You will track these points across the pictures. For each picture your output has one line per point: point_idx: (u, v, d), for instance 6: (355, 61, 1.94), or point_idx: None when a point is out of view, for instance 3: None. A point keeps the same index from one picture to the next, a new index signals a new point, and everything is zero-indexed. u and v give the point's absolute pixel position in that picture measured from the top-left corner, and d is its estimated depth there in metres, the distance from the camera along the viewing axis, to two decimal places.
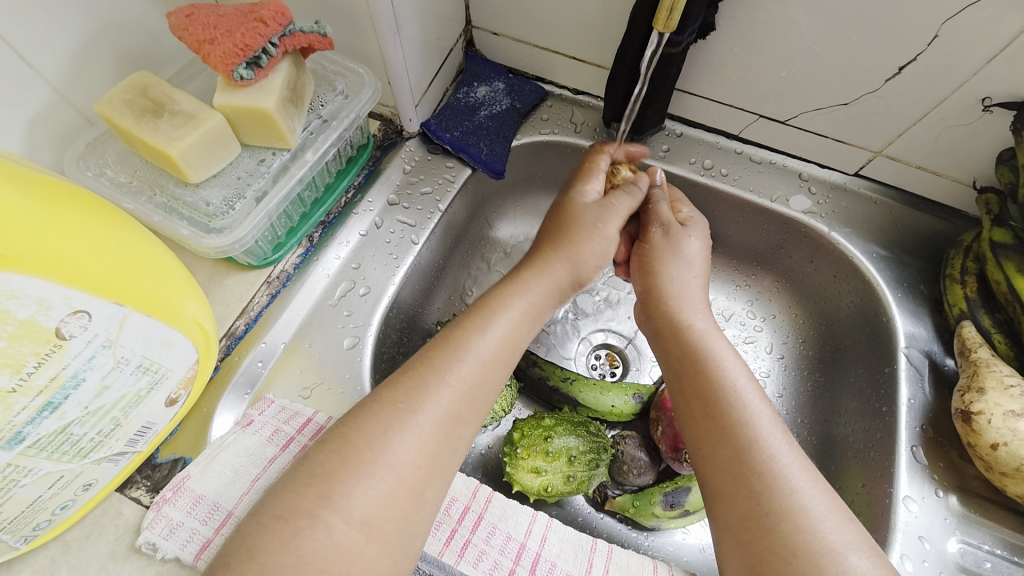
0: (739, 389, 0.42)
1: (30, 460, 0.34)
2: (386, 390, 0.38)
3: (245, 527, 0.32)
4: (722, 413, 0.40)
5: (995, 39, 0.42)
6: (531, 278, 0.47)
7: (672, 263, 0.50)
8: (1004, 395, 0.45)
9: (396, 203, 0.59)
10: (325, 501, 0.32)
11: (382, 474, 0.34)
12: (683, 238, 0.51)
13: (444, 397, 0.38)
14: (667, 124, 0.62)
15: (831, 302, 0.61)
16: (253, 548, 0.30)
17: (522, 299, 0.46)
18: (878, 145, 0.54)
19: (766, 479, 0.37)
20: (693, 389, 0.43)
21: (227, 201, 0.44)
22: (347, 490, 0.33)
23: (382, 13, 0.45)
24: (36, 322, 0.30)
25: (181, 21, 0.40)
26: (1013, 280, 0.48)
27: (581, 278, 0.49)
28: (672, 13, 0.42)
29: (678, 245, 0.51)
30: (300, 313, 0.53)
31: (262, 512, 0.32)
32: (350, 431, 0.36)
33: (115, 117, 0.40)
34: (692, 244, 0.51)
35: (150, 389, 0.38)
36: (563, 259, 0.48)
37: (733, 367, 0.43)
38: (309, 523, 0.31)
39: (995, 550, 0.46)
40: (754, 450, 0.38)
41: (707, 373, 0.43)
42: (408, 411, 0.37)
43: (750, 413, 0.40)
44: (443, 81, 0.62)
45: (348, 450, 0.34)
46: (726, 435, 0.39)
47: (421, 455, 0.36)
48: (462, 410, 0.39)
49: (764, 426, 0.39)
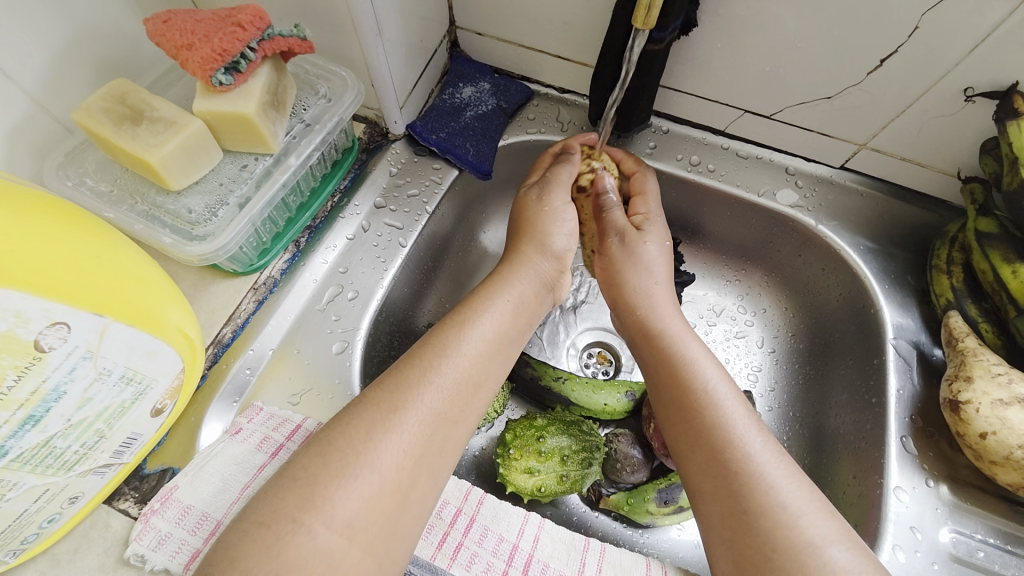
0: (712, 389, 0.42)
1: (14, 474, 0.33)
2: (371, 392, 0.38)
3: (227, 538, 0.31)
4: (695, 415, 0.41)
5: (976, 30, 0.42)
6: (506, 271, 0.48)
7: (631, 275, 0.50)
8: (992, 384, 0.45)
9: (383, 206, 0.58)
10: (307, 506, 0.32)
11: (367, 476, 0.34)
12: (639, 243, 0.50)
13: (429, 396, 0.38)
14: (653, 121, 0.62)
15: (820, 295, 0.61)
16: (233, 558, 0.30)
17: (504, 292, 0.46)
18: (863, 137, 0.54)
19: (742, 477, 0.37)
20: (667, 392, 0.43)
21: (210, 208, 0.44)
22: (330, 494, 0.33)
23: (363, 16, 0.45)
24: (15, 335, 0.30)
25: (158, 27, 0.40)
26: (999, 270, 0.48)
27: (559, 260, 0.50)
28: (651, 10, 0.42)
29: (634, 255, 0.50)
30: (288, 319, 0.52)
31: (244, 519, 0.32)
32: (336, 433, 0.35)
33: (93, 125, 0.39)
34: (650, 247, 0.50)
35: (135, 399, 0.38)
36: (532, 246, 0.49)
37: (706, 368, 0.44)
38: (290, 529, 0.31)
39: (987, 539, 0.46)
40: (729, 450, 0.38)
41: (679, 375, 0.43)
42: (391, 412, 0.36)
43: (724, 412, 0.40)
44: (428, 82, 0.62)
45: (332, 452, 0.34)
46: (701, 438, 0.40)
47: (405, 455, 0.36)
48: (449, 409, 0.38)
49: (738, 424, 0.40)
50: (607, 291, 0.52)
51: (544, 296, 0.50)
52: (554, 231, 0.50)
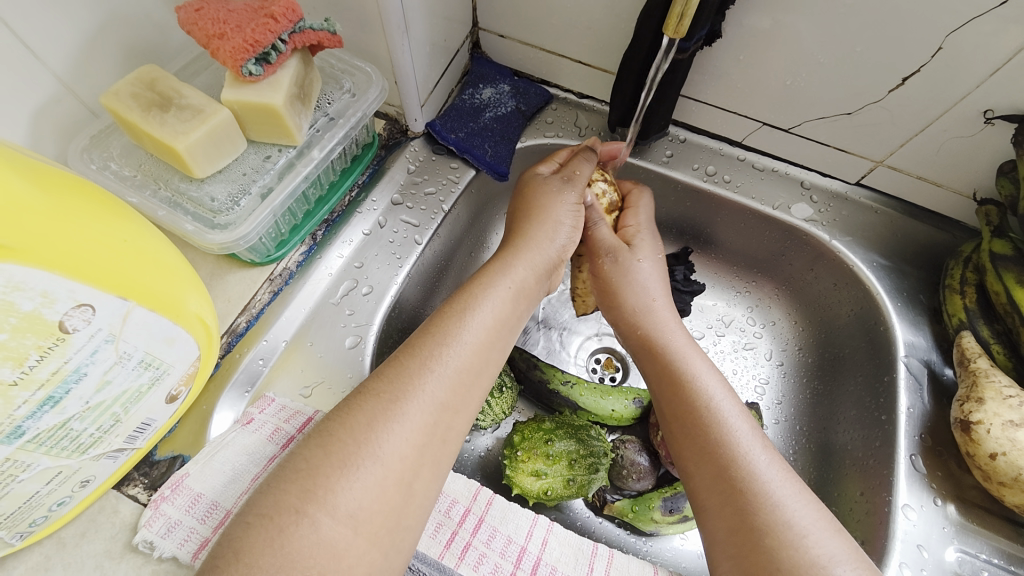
0: (717, 406, 0.42)
1: (29, 455, 0.33)
2: (372, 381, 0.38)
3: (231, 529, 0.31)
4: (702, 432, 0.41)
5: (996, 55, 0.42)
6: (509, 256, 0.47)
7: (629, 295, 0.50)
8: (1003, 405, 0.45)
9: (400, 203, 0.59)
10: (309, 497, 0.32)
11: (371, 468, 0.34)
12: (632, 262, 0.51)
13: (431, 385, 0.38)
14: (671, 130, 0.62)
15: (830, 311, 0.61)
16: (239, 551, 0.30)
17: (504, 277, 0.45)
18: (880, 155, 0.55)
19: (748, 495, 0.37)
20: (674, 408, 0.44)
21: (232, 197, 0.44)
22: (334, 486, 0.33)
23: (391, 13, 0.45)
24: (41, 314, 0.30)
25: (191, 15, 0.40)
26: (1013, 291, 0.48)
27: (563, 252, 0.50)
28: (683, 19, 0.42)
29: (629, 273, 0.51)
30: (302, 311, 0.53)
31: (248, 512, 0.32)
32: (335, 424, 0.35)
33: (122, 110, 0.40)
34: (643, 265, 0.51)
35: (152, 384, 0.38)
36: (542, 231, 0.49)
37: (711, 383, 0.44)
38: (294, 520, 0.31)
39: (992, 559, 0.46)
40: (734, 467, 0.38)
41: (684, 388, 0.44)
42: (392, 402, 0.36)
43: (729, 430, 0.40)
44: (448, 82, 0.62)
45: (334, 443, 0.34)
46: (707, 456, 0.40)
47: (409, 447, 0.35)
48: (451, 399, 0.38)
49: (743, 441, 0.40)
50: (608, 308, 0.53)
51: (542, 282, 0.49)
52: (561, 218, 0.50)
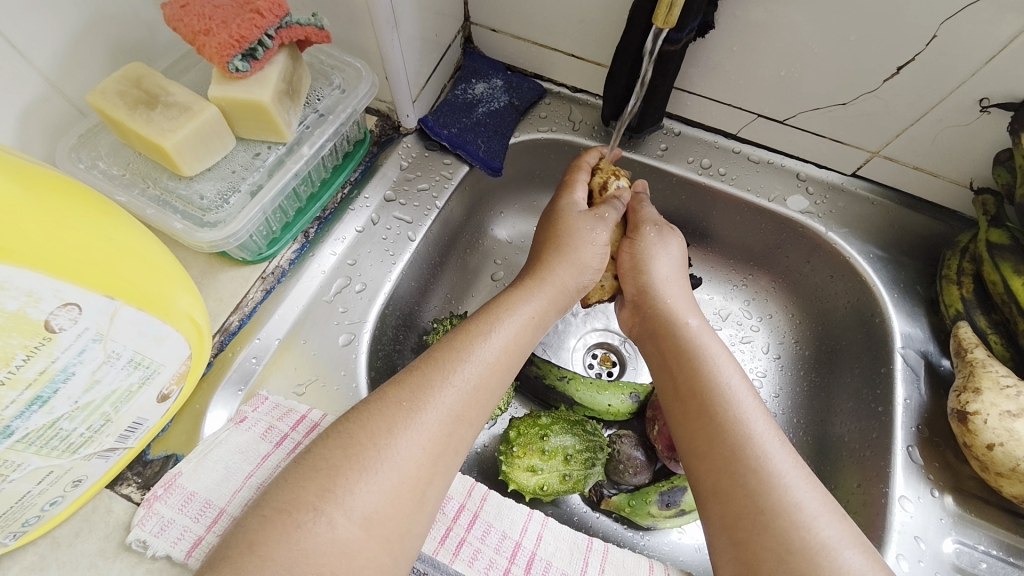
0: (730, 386, 0.42)
1: (19, 455, 0.33)
2: (392, 388, 0.38)
3: (246, 522, 0.31)
4: (715, 412, 0.40)
5: (992, 42, 0.42)
6: (533, 286, 0.48)
7: (657, 262, 0.51)
8: (1000, 395, 0.45)
9: (393, 199, 0.58)
10: (329, 497, 0.32)
11: (388, 472, 0.34)
12: (670, 237, 0.53)
13: (450, 398, 0.38)
14: (666, 123, 0.62)
15: (829, 302, 0.61)
16: (255, 543, 0.30)
17: (528, 304, 0.46)
18: (876, 145, 0.54)
19: (760, 476, 0.36)
20: (685, 387, 0.43)
21: (221, 195, 0.44)
22: (352, 487, 0.33)
23: (381, 8, 0.45)
24: (26, 314, 0.29)
25: (176, 12, 0.40)
26: (1010, 281, 0.48)
27: (582, 288, 0.51)
28: (672, 8, 0.42)
29: (666, 244, 0.53)
30: (295, 309, 0.52)
31: (264, 506, 0.32)
32: (354, 427, 0.35)
33: (108, 108, 0.39)
34: (676, 246, 0.53)
35: (142, 384, 0.38)
36: (569, 272, 0.49)
37: (725, 365, 0.43)
38: (312, 518, 0.31)
39: (990, 550, 0.46)
40: (747, 448, 0.38)
41: (698, 369, 0.43)
42: (412, 410, 0.36)
43: (742, 411, 0.40)
44: (441, 78, 0.61)
45: (354, 446, 0.34)
46: (719, 436, 0.39)
47: (423, 454, 0.35)
48: (467, 411, 0.38)
49: (756, 422, 0.40)
50: (630, 280, 0.52)
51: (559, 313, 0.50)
52: (588, 261, 0.50)
